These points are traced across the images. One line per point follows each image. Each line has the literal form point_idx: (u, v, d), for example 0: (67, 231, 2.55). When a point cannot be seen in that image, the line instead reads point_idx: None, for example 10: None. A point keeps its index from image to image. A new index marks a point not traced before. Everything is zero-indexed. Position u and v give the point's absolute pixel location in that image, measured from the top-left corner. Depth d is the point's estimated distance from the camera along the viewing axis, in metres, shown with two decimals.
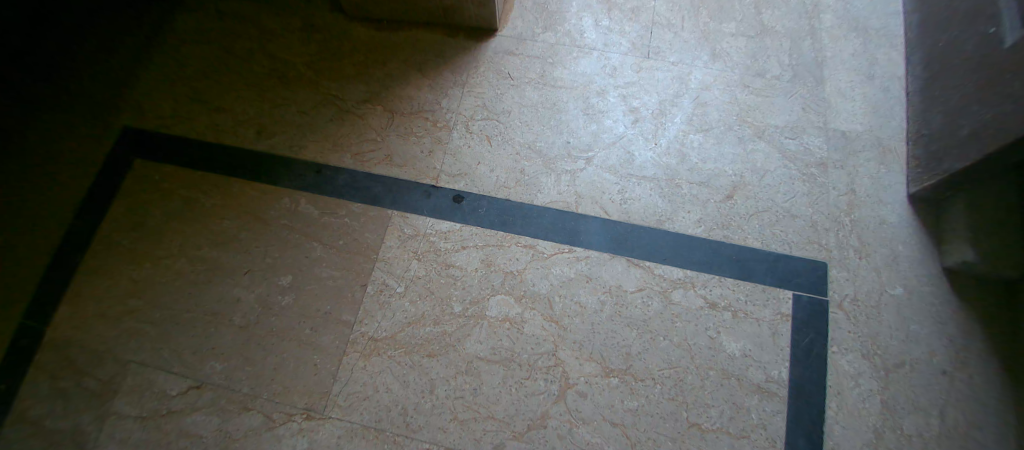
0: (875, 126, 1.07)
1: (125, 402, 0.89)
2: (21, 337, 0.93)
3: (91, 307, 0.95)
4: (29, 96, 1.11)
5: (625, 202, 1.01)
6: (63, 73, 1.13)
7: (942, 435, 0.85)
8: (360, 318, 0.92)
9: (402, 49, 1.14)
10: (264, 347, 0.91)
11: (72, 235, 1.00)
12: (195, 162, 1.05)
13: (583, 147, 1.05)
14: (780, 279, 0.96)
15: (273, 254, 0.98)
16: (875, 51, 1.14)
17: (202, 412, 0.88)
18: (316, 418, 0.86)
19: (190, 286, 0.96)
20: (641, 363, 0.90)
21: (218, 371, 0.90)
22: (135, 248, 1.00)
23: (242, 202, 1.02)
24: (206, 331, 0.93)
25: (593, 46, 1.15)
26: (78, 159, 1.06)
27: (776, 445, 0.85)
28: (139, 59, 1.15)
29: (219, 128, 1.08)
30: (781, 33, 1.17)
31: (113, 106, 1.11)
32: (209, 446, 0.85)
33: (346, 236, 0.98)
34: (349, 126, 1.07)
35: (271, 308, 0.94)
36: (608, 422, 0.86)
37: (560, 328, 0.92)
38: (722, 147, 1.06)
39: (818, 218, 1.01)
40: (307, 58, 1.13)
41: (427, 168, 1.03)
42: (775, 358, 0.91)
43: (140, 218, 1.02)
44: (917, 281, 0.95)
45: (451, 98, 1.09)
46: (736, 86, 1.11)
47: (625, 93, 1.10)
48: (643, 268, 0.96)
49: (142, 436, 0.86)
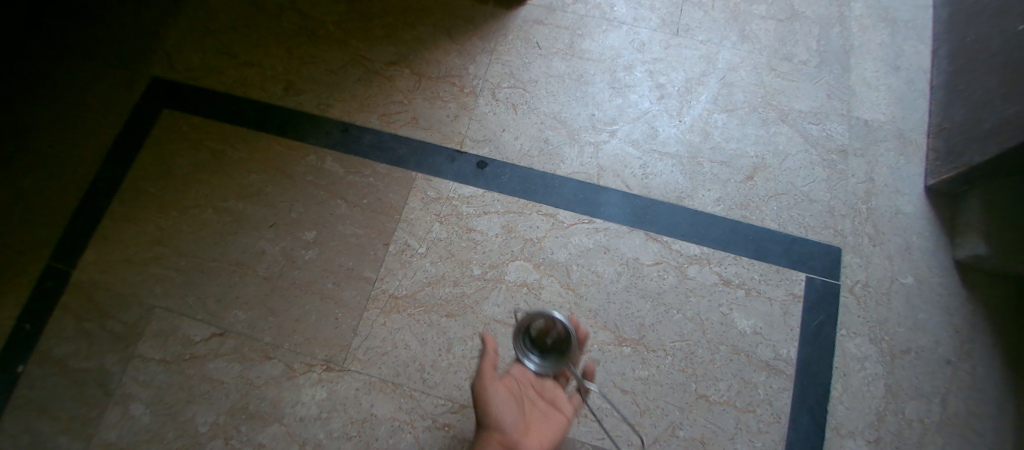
0: (898, 116, 1.07)
1: (149, 346, 0.91)
2: (46, 278, 0.95)
3: (117, 252, 0.97)
4: (58, 42, 1.10)
5: (646, 177, 1.02)
6: (90, 20, 1.12)
7: (942, 419, 0.88)
8: (382, 276, 0.94)
9: (431, 13, 1.13)
10: (287, 299, 0.93)
11: (99, 181, 1.01)
12: (221, 116, 1.06)
13: (607, 120, 1.05)
14: (795, 261, 0.98)
15: (298, 209, 0.99)
16: (903, 42, 1.12)
17: (225, 358, 0.90)
18: (336, 370, 0.88)
19: (216, 236, 0.98)
20: (654, 335, 0.92)
21: (241, 319, 0.92)
22: (161, 196, 1.01)
23: (269, 157, 1.03)
24: (230, 281, 0.95)
25: (622, 20, 1.14)
26: (106, 107, 1.07)
27: (781, 421, 0.88)
28: (166, 10, 1.14)
29: (247, 83, 1.09)
30: (811, 18, 1.16)
31: (141, 55, 1.11)
32: (232, 391, 0.88)
33: (370, 195, 0.99)
34: (376, 88, 1.08)
35: (295, 261, 0.95)
36: (619, 389, 0.88)
37: (577, 296, 0.93)
38: (746, 127, 1.06)
39: (835, 204, 1.02)
40: (335, 17, 1.13)
41: (452, 133, 1.04)
42: (785, 337, 0.93)
43: (167, 168, 1.03)
44: (929, 270, 0.97)
45: (479, 64, 1.09)
46: (763, 68, 1.11)
47: (652, 69, 1.10)
48: (662, 243, 0.98)
49: (166, 378, 0.89)
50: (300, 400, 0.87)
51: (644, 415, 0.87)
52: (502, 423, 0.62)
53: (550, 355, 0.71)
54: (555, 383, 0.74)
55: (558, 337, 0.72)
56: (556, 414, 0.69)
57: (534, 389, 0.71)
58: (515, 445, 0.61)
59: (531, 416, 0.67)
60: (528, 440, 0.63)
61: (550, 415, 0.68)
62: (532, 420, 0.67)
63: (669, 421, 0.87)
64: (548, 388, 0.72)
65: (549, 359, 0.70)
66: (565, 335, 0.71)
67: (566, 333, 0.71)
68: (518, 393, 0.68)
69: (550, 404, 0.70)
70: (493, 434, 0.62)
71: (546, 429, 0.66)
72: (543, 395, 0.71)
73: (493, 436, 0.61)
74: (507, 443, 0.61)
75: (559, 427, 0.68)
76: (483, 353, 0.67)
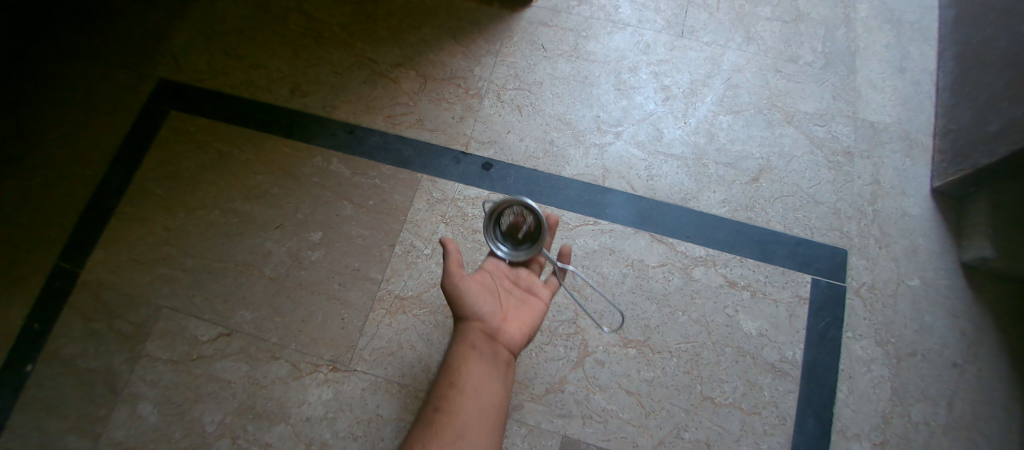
0: (904, 117, 1.06)
1: (157, 346, 0.92)
2: (55, 278, 0.96)
3: (125, 253, 0.98)
4: (67, 44, 1.11)
5: (651, 179, 1.02)
6: (98, 22, 1.13)
7: (948, 422, 0.88)
8: (388, 277, 0.94)
9: (436, 15, 1.14)
10: (293, 300, 0.94)
11: (107, 182, 1.02)
12: (228, 117, 1.07)
13: (612, 122, 1.06)
14: (800, 263, 0.98)
15: (304, 210, 0.99)
16: (909, 44, 1.12)
17: (231, 359, 0.90)
18: (342, 370, 0.89)
19: (222, 237, 0.98)
20: (659, 337, 0.92)
21: (248, 320, 0.93)
22: (168, 197, 1.02)
23: (275, 158, 1.03)
24: (236, 281, 0.95)
25: (627, 22, 1.14)
26: (114, 109, 1.07)
27: (786, 423, 0.88)
28: (174, 12, 1.15)
29: (253, 85, 1.09)
30: (816, 19, 1.15)
31: (148, 57, 1.12)
32: (238, 391, 0.88)
33: (376, 196, 1.00)
34: (382, 89, 1.08)
35: (301, 262, 0.96)
36: (624, 391, 0.89)
37: (582, 297, 0.94)
38: (751, 129, 1.06)
39: (841, 206, 1.01)
40: (341, 19, 1.13)
41: (457, 134, 1.04)
42: (791, 339, 0.93)
43: (174, 169, 1.04)
44: (935, 273, 0.96)
45: (484, 66, 1.10)
46: (768, 70, 1.11)
47: (657, 71, 1.10)
48: (667, 244, 0.98)
49: (173, 378, 0.89)
50: (307, 400, 0.87)
51: (649, 416, 0.87)
52: (480, 314, 0.65)
53: (522, 245, 0.73)
54: (529, 272, 0.75)
55: (528, 227, 0.73)
56: (533, 300, 0.72)
57: (508, 280, 0.73)
58: (495, 330, 0.65)
59: (509, 304, 0.69)
60: (508, 326, 0.66)
61: (527, 301, 0.71)
62: (510, 307, 0.69)
63: (675, 422, 0.87)
64: (522, 276, 0.74)
65: (522, 248, 0.72)
66: (536, 224, 0.72)
67: (536, 223, 0.72)
68: (493, 284, 0.70)
69: (527, 292, 0.73)
70: (473, 324, 0.64)
71: (525, 313, 0.69)
72: (519, 283, 0.73)
73: (473, 325, 0.64)
74: (488, 330, 0.64)
75: (537, 310, 0.71)
76: (444, 254, 0.68)
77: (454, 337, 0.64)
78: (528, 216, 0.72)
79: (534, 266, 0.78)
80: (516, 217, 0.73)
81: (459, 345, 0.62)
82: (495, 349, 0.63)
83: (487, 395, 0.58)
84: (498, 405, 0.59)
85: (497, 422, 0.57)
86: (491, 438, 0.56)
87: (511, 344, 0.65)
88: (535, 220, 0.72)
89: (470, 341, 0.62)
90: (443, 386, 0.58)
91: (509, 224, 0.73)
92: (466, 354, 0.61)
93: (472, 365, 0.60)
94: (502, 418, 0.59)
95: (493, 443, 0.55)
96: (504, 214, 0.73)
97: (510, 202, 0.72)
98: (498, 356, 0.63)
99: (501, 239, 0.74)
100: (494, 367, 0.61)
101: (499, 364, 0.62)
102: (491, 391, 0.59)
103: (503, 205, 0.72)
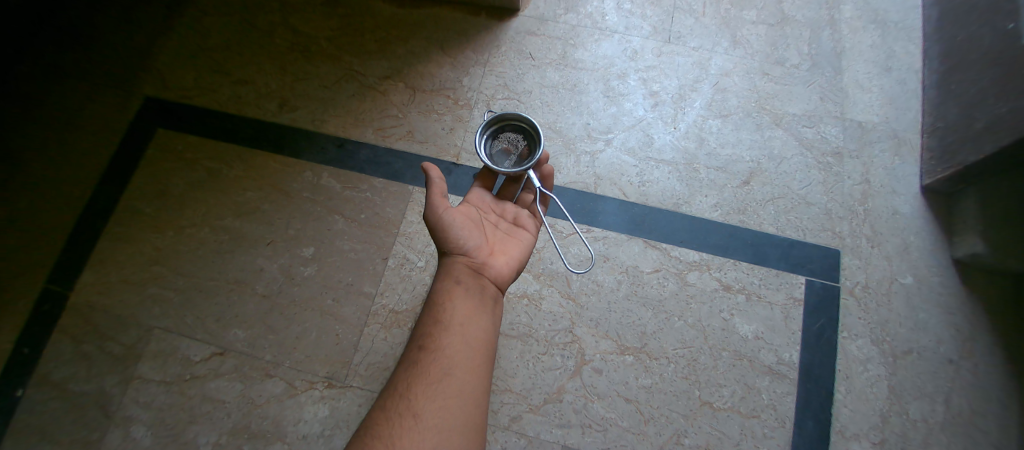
0: (891, 117, 1.07)
1: (149, 367, 0.91)
2: (44, 302, 0.95)
3: (115, 273, 0.97)
4: (53, 64, 1.11)
5: (644, 185, 1.02)
6: (84, 42, 1.12)
7: (945, 419, 0.88)
8: (382, 291, 0.94)
9: (424, 27, 1.14)
10: (287, 316, 0.93)
11: (96, 202, 1.01)
12: (218, 134, 1.06)
13: (603, 129, 1.06)
14: (794, 265, 0.98)
15: (296, 226, 0.99)
16: (893, 43, 1.12)
17: (224, 378, 0.89)
18: (337, 387, 0.88)
19: (213, 255, 0.98)
20: (656, 343, 0.92)
21: (241, 338, 0.92)
22: (157, 216, 1.01)
23: (265, 174, 1.03)
24: (228, 300, 0.95)
25: (614, 29, 1.14)
26: (102, 128, 1.07)
27: (785, 426, 0.88)
28: (161, 30, 1.14)
29: (242, 102, 1.09)
30: (801, 22, 1.15)
31: (136, 76, 1.11)
32: (232, 410, 0.87)
33: (367, 210, 0.99)
34: (371, 102, 1.08)
35: (294, 278, 0.95)
36: (623, 398, 0.89)
37: (577, 305, 0.94)
38: (740, 133, 1.07)
39: (832, 206, 1.02)
40: (329, 33, 1.13)
41: (448, 145, 1.04)
42: (787, 341, 0.93)
43: (163, 187, 1.03)
44: (928, 271, 0.97)
45: (473, 77, 1.10)
46: (756, 73, 1.11)
47: (646, 77, 1.11)
48: (661, 250, 0.98)
49: (166, 400, 0.88)
50: (303, 418, 0.87)
51: (648, 424, 0.87)
52: (463, 248, 0.66)
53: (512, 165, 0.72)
54: (514, 205, 0.77)
55: (520, 153, 0.73)
56: (520, 233, 0.73)
57: (493, 214, 0.74)
58: (480, 263, 0.65)
59: (495, 238, 0.70)
60: (493, 259, 0.67)
61: (512, 234, 0.72)
62: (496, 241, 0.70)
63: (674, 429, 0.87)
64: (508, 209, 0.76)
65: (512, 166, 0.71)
66: (529, 151, 0.73)
67: (528, 153, 0.73)
68: (477, 218, 0.71)
69: (512, 225, 0.74)
70: (458, 258, 0.65)
71: (511, 246, 0.70)
72: (504, 217, 0.75)
73: (458, 260, 0.65)
74: (473, 264, 0.65)
75: (524, 242, 0.72)
76: (429, 182, 0.66)
77: (440, 272, 0.65)
78: (523, 143, 0.74)
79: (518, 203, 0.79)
80: (510, 142, 0.74)
81: (444, 280, 0.62)
82: (482, 283, 0.63)
83: (473, 327, 0.58)
84: (486, 337, 0.59)
85: (485, 353, 0.57)
86: (481, 369, 0.55)
87: (496, 277, 0.66)
88: (531, 146, 0.73)
89: (456, 276, 0.63)
90: (428, 321, 0.58)
91: (504, 145, 0.74)
92: (451, 287, 0.61)
93: (457, 299, 0.60)
94: (491, 349, 0.58)
95: (482, 372, 0.55)
96: (500, 135, 0.75)
97: (512, 122, 0.74)
98: (483, 289, 0.63)
99: (491, 157, 0.73)
100: (480, 300, 0.61)
101: (486, 296, 0.62)
102: (478, 323, 0.59)
103: (504, 124, 0.74)
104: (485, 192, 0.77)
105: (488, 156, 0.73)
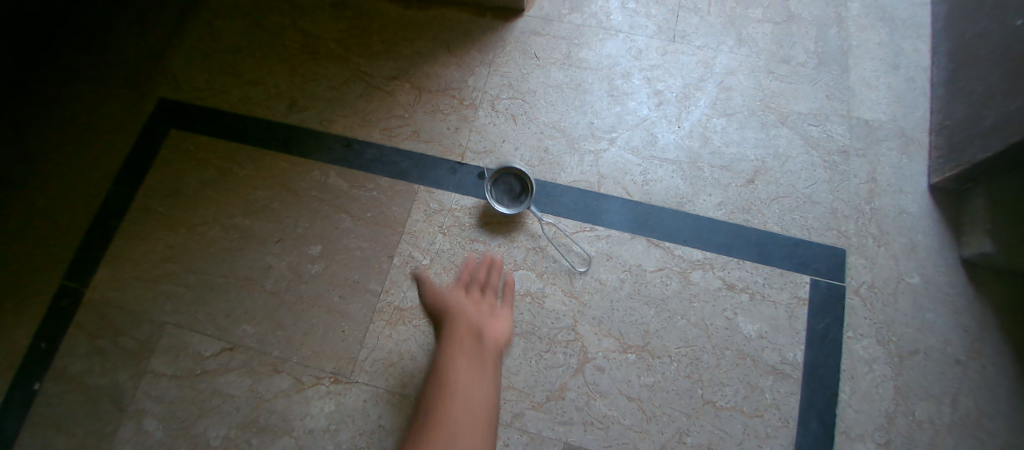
0: (899, 115, 1.06)
1: (161, 362, 0.93)
2: (61, 298, 0.97)
3: (129, 270, 0.99)
4: (71, 66, 1.14)
5: (647, 184, 1.03)
6: (100, 45, 1.15)
7: (952, 420, 0.87)
8: (387, 288, 0.95)
9: (430, 28, 1.15)
10: (294, 313, 0.95)
11: (111, 201, 1.04)
12: (228, 134, 1.08)
13: (606, 128, 1.06)
14: (798, 264, 0.97)
15: (304, 224, 1.01)
16: (902, 40, 1.11)
17: (234, 373, 0.92)
18: (343, 382, 0.90)
19: (224, 253, 1.00)
20: (659, 341, 0.92)
21: (250, 334, 0.94)
22: (170, 215, 1.03)
23: (274, 173, 1.05)
24: (238, 296, 0.97)
25: (618, 29, 1.15)
26: (117, 129, 1.09)
27: (789, 425, 0.88)
28: (174, 33, 1.16)
29: (252, 103, 1.11)
30: (807, 20, 1.15)
31: (149, 78, 1.14)
32: (241, 404, 0.89)
33: (374, 209, 1.01)
34: (378, 102, 1.09)
35: (301, 276, 0.97)
36: (625, 396, 0.89)
37: (580, 303, 0.94)
38: (745, 132, 1.06)
39: (838, 205, 1.01)
40: (337, 35, 1.15)
41: (453, 144, 1.05)
42: (791, 341, 0.93)
43: (175, 187, 1.05)
44: (935, 270, 0.96)
45: (478, 77, 1.11)
46: (760, 71, 1.11)
47: (649, 76, 1.11)
48: (664, 249, 0.98)
49: (177, 394, 0.91)
50: (309, 412, 0.88)
51: (651, 422, 0.88)
52: (457, 331, 0.69)
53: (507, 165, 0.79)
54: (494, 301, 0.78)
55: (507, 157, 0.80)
56: (504, 317, 0.76)
57: (475, 298, 0.77)
58: (476, 336, 0.68)
59: (484, 317, 0.74)
60: (488, 332, 0.70)
61: (497, 315, 0.75)
62: (487, 320, 0.73)
63: (676, 427, 0.87)
64: (485, 298, 0.78)
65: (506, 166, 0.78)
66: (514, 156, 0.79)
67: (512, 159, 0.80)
68: (459, 308, 0.74)
69: (495, 309, 0.77)
70: (455, 334, 0.68)
71: (500, 325, 0.73)
72: (485, 297, 0.78)
73: (454, 336, 0.68)
74: (470, 337, 0.68)
75: (507, 323, 0.75)
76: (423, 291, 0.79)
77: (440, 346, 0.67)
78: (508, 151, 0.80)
79: (491, 293, 0.79)
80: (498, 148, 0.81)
81: (443, 353, 0.65)
82: (479, 349, 0.66)
83: (477, 389, 0.59)
84: (490, 397, 0.60)
85: (492, 413, 0.58)
86: (486, 424, 0.56)
87: (494, 344, 0.69)
88: (524, 184, 0.99)
89: (454, 347, 0.66)
90: (431, 389, 0.60)
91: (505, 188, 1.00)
92: (452, 357, 0.64)
93: (456, 365, 0.62)
94: (495, 406, 0.60)
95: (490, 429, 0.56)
96: (499, 181, 1.00)
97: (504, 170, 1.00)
98: (482, 354, 0.66)
99: None
100: (479, 362, 0.64)
101: (484, 359, 0.65)
102: (478, 381, 0.61)
103: (499, 173, 1.00)
104: (461, 284, 0.80)
105: (496, 200, 0.99)
